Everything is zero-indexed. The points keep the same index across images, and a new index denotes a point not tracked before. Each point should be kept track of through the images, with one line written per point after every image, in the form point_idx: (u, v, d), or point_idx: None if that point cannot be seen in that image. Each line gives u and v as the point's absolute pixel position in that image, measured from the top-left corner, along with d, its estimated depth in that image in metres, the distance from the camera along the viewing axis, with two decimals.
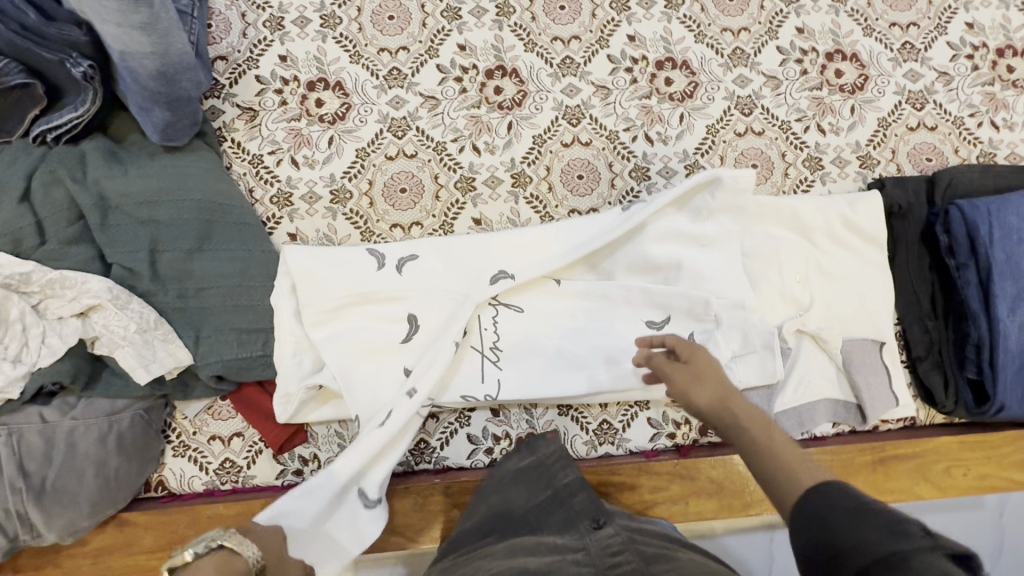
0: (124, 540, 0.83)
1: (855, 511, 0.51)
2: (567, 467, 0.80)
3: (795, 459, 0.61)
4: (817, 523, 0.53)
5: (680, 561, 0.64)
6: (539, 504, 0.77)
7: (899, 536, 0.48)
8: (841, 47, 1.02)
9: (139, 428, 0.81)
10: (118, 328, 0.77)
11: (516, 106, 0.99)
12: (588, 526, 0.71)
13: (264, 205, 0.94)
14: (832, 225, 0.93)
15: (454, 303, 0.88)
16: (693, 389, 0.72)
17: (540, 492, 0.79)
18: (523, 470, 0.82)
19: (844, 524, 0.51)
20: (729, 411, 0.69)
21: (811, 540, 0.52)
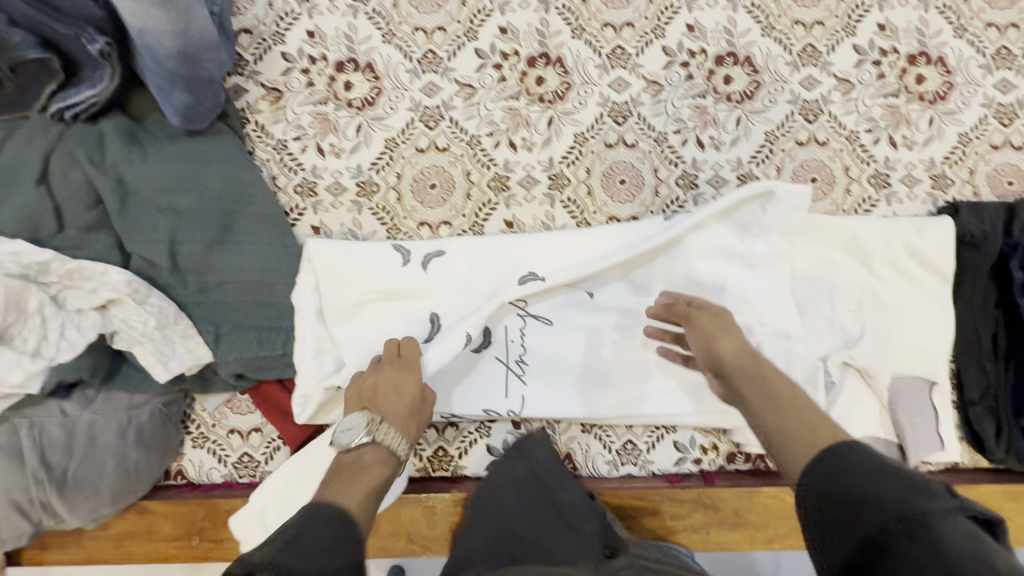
0: (144, 527, 0.84)
1: (880, 471, 0.51)
2: (572, 484, 0.79)
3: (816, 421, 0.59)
4: (836, 480, 0.52)
5: None
6: (544, 524, 0.75)
7: (927, 494, 0.49)
8: (927, 49, 0.91)
9: (159, 421, 0.80)
10: (137, 323, 0.76)
11: (558, 100, 0.91)
12: (600, 552, 0.69)
13: (287, 194, 0.89)
14: (894, 253, 0.86)
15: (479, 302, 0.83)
16: (719, 336, 0.73)
17: (544, 509, 0.77)
18: (523, 481, 0.80)
19: (866, 482, 0.51)
20: (753, 361, 0.69)
21: (838, 497, 0.51)
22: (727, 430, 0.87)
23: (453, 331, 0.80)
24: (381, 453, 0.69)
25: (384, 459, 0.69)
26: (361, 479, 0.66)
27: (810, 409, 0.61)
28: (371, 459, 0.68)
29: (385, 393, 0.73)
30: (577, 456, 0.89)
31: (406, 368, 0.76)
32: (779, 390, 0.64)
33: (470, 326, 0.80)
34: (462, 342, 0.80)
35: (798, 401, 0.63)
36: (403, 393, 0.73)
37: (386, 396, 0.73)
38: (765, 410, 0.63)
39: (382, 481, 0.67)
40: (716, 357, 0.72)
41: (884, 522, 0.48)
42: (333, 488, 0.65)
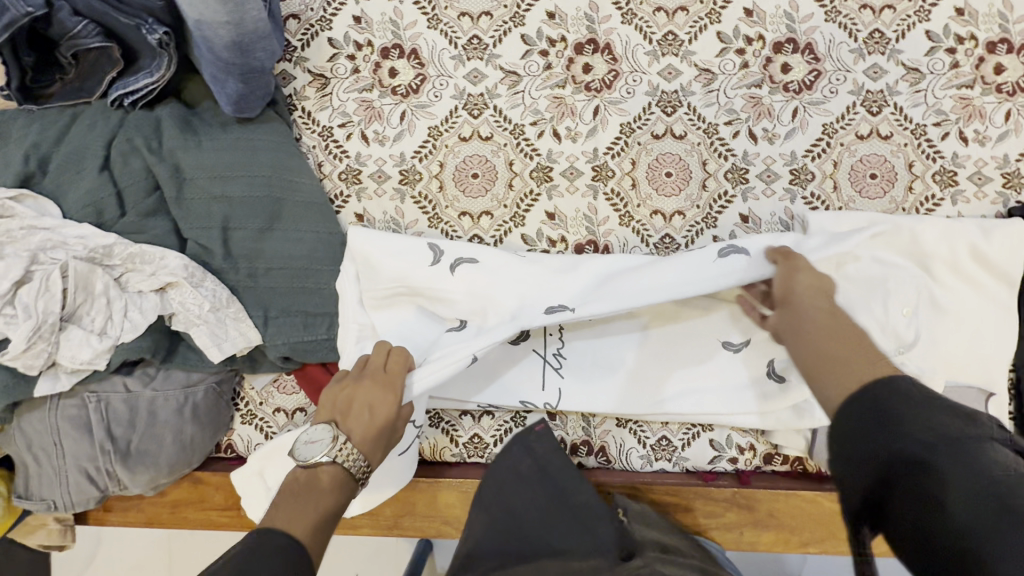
0: (198, 496, 0.89)
1: (929, 402, 0.51)
2: (580, 483, 0.79)
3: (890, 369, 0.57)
4: (884, 407, 0.52)
5: None
6: (553, 520, 0.76)
7: (971, 422, 0.49)
8: (1009, 36, 0.84)
9: (212, 399, 0.84)
10: (193, 306, 0.79)
11: (605, 88, 0.89)
12: (616, 555, 0.69)
13: (332, 180, 0.91)
14: (957, 255, 0.82)
15: (498, 318, 0.80)
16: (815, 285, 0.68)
17: (551, 502, 0.78)
18: (526, 478, 0.79)
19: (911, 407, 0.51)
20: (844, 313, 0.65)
21: (878, 422, 0.52)
22: (766, 431, 0.86)
23: (459, 351, 0.77)
24: (339, 474, 0.65)
25: (341, 481, 0.65)
26: (315, 499, 0.62)
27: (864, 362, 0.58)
28: (327, 481, 0.65)
29: (359, 408, 0.70)
30: (611, 449, 0.89)
31: (386, 385, 0.72)
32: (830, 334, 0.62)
33: (478, 349, 0.77)
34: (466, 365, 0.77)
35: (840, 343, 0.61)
36: (376, 412, 0.70)
37: (359, 412, 0.70)
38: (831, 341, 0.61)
39: (338, 507, 0.64)
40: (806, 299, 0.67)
41: (927, 441, 0.48)
42: (285, 513, 0.60)
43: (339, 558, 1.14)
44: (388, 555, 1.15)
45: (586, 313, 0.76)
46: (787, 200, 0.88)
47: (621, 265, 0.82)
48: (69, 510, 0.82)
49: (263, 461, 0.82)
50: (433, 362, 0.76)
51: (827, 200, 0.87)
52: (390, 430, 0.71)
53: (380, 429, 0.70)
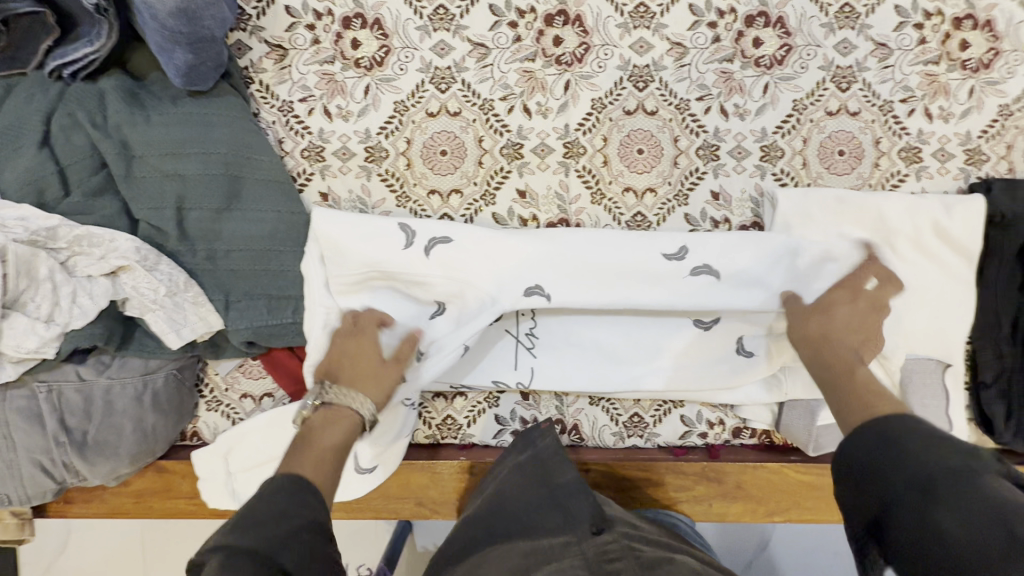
0: (163, 485, 0.87)
1: (927, 437, 0.52)
2: (565, 465, 0.77)
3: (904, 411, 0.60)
4: (881, 451, 0.53)
5: (679, 564, 0.61)
6: (534, 501, 0.73)
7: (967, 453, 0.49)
8: (975, 12, 0.84)
9: (173, 386, 0.81)
10: (147, 290, 0.75)
11: (576, 62, 0.87)
12: (587, 530, 0.68)
13: (295, 158, 0.87)
14: (920, 232, 0.84)
15: (478, 304, 0.80)
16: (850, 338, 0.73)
17: (535, 490, 0.75)
18: (523, 466, 0.79)
19: (910, 445, 0.52)
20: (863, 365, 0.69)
21: (876, 465, 0.53)
22: (736, 406, 0.87)
23: (451, 342, 0.80)
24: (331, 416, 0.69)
25: (344, 420, 0.69)
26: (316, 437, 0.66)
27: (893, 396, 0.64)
28: (319, 422, 0.68)
29: (342, 362, 0.75)
30: (584, 427, 0.90)
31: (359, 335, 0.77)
32: (856, 365, 0.69)
33: (469, 339, 0.80)
34: (458, 355, 0.81)
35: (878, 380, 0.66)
36: (363, 359, 0.75)
37: (343, 364, 0.75)
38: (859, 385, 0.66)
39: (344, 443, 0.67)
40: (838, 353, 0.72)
41: (928, 472, 0.49)
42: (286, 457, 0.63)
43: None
44: (365, 536, 1.15)
45: (563, 301, 0.81)
46: (757, 176, 0.88)
47: (600, 256, 0.81)
48: (25, 504, 0.79)
49: (233, 443, 0.83)
50: (430, 356, 0.80)
51: (797, 176, 0.88)
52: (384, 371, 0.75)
53: (371, 371, 0.74)
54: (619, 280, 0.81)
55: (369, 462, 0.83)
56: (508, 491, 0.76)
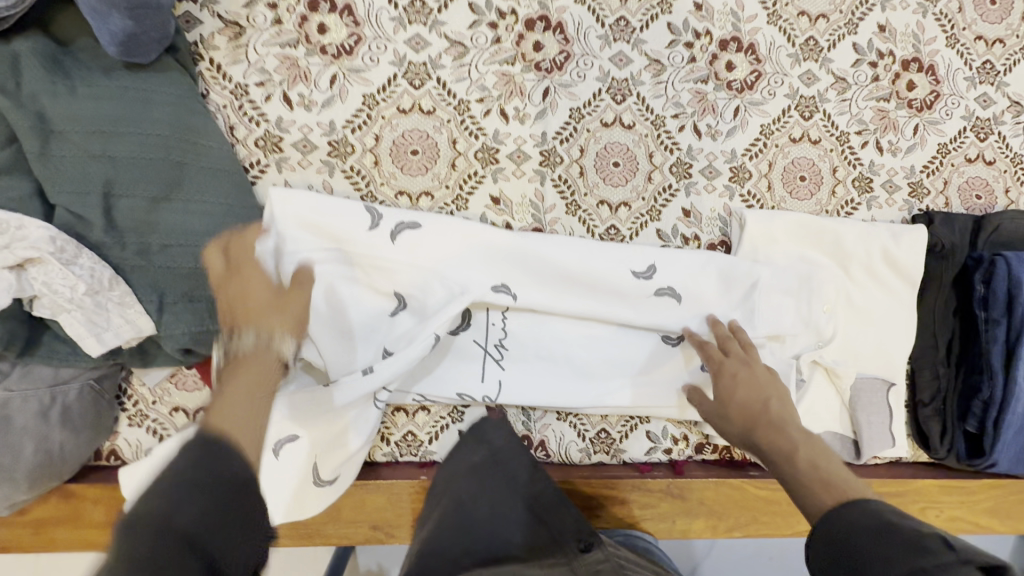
0: (69, 514, 0.75)
1: (874, 533, 0.52)
2: (538, 477, 0.75)
3: (842, 481, 0.61)
4: (836, 547, 0.54)
5: None
6: (508, 514, 0.73)
7: (922, 552, 0.48)
8: (920, 56, 0.91)
9: (89, 400, 0.70)
10: (62, 288, 0.64)
11: (556, 69, 0.85)
12: (575, 546, 0.70)
13: (246, 146, 0.79)
14: (871, 258, 0.88)
15: (446, 293, 0.76)
16: (756, 398, 0.74)
17: (509, 504, 0.74)
18: (479, 469, 0.75)
19: (862, 540, 0.52)
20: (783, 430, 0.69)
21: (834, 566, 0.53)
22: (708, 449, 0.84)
23: (420, 334, 0.74)
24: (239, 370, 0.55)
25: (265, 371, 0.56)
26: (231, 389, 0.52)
27: (841, 467, 0.63)
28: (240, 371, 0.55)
29: (238, 301, 0.60)
30: (550, 443, 0.87)
31: (259, 269, 0.63)
32: (798, 445, 0.66)
33: (441, 327, 0.74)
34: (430, 346, 0.74)
35: (820, 454, 0.65)
36: (259, 292, 0.61)
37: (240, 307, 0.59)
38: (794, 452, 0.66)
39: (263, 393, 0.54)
40: (755, 418, 0.72)
41: None
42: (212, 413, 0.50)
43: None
44: (302, 567, 1.06)
45: (530, 300, 0.78)
46: (726, 196, 0.89)
47: (572, 262, 0.79)
48: None
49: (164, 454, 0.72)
50: (398, 350, 0.73)
51: (762, 198, 0.90)
52: (289, 301, 0.62)
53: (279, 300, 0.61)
54: (589, 286, 0.80)
55: (328, 472, 0.75)
56: (484, 518, 0.71)
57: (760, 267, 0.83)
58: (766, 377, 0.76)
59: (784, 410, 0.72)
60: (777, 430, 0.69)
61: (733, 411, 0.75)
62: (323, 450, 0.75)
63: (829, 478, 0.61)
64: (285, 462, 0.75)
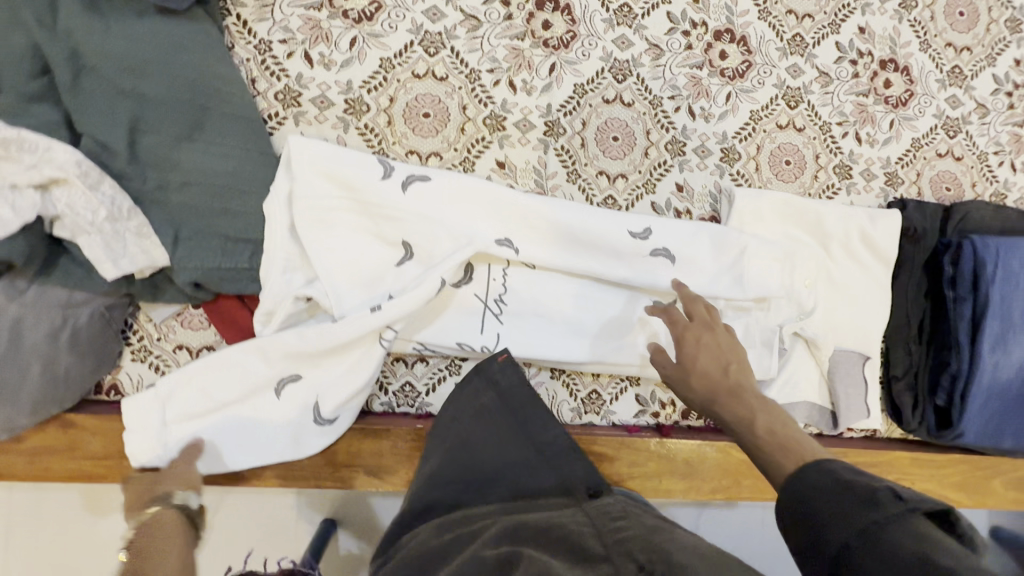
0: (67, 444, 0.76)
1: (831, 491, 0.52)
2: (546, 421, 0.76)
3: (802, 445, 0.61)
4: (799, 513, 0.53)
5: (678, 532, 0.61)
6: (516, 456, 0.74)
7: (871, 505, 0.49)
8: (896, 57, 0.99)
9: (97, 325, 0.72)
10: (83, 210, 0.67)
11: (562, 47, 0.91)
12: (584, 493, 0.70)
13: (267, 99, 0.83)
14: (850, 237, 0.94)
15: (453, 244, 0.80)
16: (717, 364, 0.72)
17: (515, 444, 0.75)
18: (488, 412, 0.77)
19: (820, 504, 0.51)
20: (743, 397, 0.68)
21: (798, 533, 0.52)
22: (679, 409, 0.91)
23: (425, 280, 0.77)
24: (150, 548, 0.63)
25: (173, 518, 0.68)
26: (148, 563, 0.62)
27: (799, 432, 0.63)
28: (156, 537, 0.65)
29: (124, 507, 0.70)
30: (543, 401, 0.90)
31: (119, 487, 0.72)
32: (755, 410, 0.66)
33: (447, 274, 0.78)
34: (436, 291, 0.77)
35: (779, 418, 0.65)
36: (136, 487, 0.71)
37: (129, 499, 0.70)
38: (754, 422, 0.65)
39: (182, 540, 0.66)
40: (714, 386, 0.71)
41: (844, 540, 0.48)
42: None
43: (231, 528, 1.07)
44: (286, 532, 1.09)
45: (531, 256, 0.82)
46: (717, 174, 0.95)
47: (573, 221, 0.83)
48: None
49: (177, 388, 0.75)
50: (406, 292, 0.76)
51: (750, 178, 0.96)
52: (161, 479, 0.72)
53: (137, 494, 0.70)
54: (587, 247, 0.84)
55: (330, 412, 0.78)
56: (494, 464, 0.73)
57: (747, 238, 0.89)
58: (725, 344, 0.75)
59: (743, 375, 0.71)
60: (737, 397, 0.68)
61: (695, 375, 0.73)
62: (327, 387, 0.78)
63: (790, 443, 0.61)
64: (285, 403, 0.77)
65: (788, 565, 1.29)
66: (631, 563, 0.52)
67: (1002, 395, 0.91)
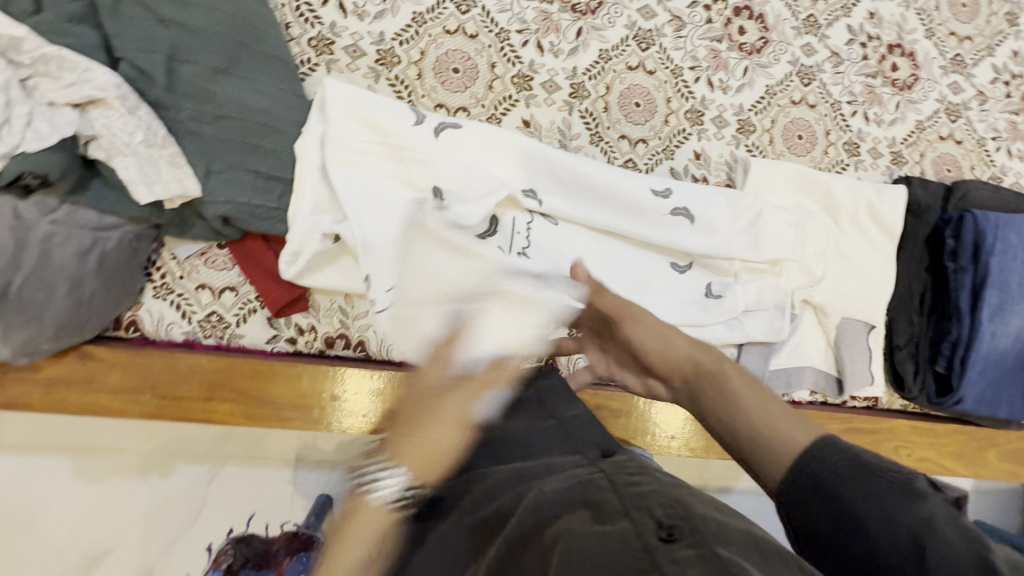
0: (86, 375, 0.76)
1: (857, 478, 0.48)
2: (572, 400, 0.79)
3: (788, 429, 0.56)
4: (825, 504, 0.49)
5: (696, 491, 0.60)
6: (544, 429, 0.73)
7: (910, 498, 0.46)
8: (903, 43, 1.04)
9: (124, 253, 0.73)
10: (121, 133, 0.67)
11: (589, 13, 0.93)
12: (598, 454, 0.67)
13: (300, 45, 0.84)
14: (858, 210, 0.97)
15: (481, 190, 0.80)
16: (670, 351, 0.73)
17: (545, 422, 0.75)
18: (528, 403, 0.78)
19: (847, 489, 0.48)
20: (714, 384, 0.66)
21: (842, 536, 0.47)
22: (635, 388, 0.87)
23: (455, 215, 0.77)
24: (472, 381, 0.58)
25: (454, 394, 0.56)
26: (413, 435, 0.54)
27: (784, 419, 0.57)
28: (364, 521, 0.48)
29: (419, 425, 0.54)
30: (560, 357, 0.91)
31: (422, 401, 0.56)
32: (744, 400, 0.61)
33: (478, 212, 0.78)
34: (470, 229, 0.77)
35: (762, 406, 0.60)
36: (425, 431, 0.54)
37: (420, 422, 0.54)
38: (740, 415, 0.60)
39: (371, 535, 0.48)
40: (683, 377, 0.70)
41: (893, 541, 0.44)
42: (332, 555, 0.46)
43: (221, 508, 1.02)
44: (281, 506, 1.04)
45: (554, 207, 0.84)
46: (733, 145, 0.98)
47: (598, 177, 0.85)
48: None
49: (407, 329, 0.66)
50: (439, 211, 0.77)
51: (764, 150, 0.99)
52: (446, 414, 0.55)
53: (409, 436, 0.53)
54: (610, 202, 0.86)
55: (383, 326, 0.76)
56: (498, 444, 0.69)
57: (763, 206, 0.92)
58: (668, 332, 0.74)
59: (704, 359, 0.69)
60: (713, 380, 0.66)
61: (663, 365, 0.73)
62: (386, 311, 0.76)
63: (777, 432, 0.56)
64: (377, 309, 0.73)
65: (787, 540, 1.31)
66: (651, 522, 0.49)
67: (999, 364, 0.96)
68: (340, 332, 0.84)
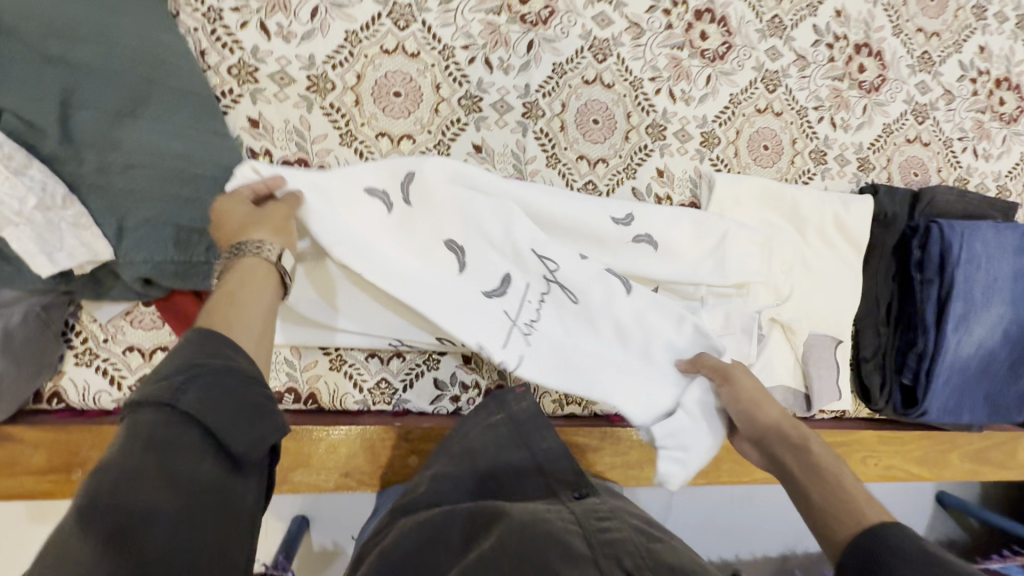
0: (5, 458, 0.69)
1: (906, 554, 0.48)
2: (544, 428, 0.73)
3: (866, 507, 0.57)
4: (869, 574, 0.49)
5: (670, 540, 0.56)
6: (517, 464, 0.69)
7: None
8: (870, 41, 0.99)
9: (33, 326, 0.66)
10: (9, 199, 0.59)
11: (540, 24, 0.86)
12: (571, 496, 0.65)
13: (218, 74, 0.76)
14: (824, 222, 0.95)
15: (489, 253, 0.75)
16: (761, 412, 0.71)
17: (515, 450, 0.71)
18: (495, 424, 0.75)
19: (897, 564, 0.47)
20: (807, 457, 0.65)
21: None
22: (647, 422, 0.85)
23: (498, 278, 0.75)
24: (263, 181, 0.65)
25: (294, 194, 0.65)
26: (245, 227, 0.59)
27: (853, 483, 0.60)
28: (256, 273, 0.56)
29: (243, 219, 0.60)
30: None
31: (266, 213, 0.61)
32: (828, 475, 0.62)
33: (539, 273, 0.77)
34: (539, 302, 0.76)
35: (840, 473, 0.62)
36: (240, 210, 0.61)
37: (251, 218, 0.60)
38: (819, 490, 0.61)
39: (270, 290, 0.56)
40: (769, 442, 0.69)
41: None
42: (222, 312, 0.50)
43: None
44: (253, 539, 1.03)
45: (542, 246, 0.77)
46: (697, 160, 0.94)
47: (554, 208, 0.80)
48: None
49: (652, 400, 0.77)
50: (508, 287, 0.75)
51: (729, 163, 0.95)
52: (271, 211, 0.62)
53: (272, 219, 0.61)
54: (570, 234, 0.81)
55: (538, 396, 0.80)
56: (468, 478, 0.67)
57: (728, 226, 0.88)
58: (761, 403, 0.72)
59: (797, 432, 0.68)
60: (796, 449, 0.66)
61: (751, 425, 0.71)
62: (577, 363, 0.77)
63: (852, 505, 0.57)
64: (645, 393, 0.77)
65: (760, 539, 1.33)
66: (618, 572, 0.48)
67: (964, 372, 0.96)
68: (289, 386, 0.81)
